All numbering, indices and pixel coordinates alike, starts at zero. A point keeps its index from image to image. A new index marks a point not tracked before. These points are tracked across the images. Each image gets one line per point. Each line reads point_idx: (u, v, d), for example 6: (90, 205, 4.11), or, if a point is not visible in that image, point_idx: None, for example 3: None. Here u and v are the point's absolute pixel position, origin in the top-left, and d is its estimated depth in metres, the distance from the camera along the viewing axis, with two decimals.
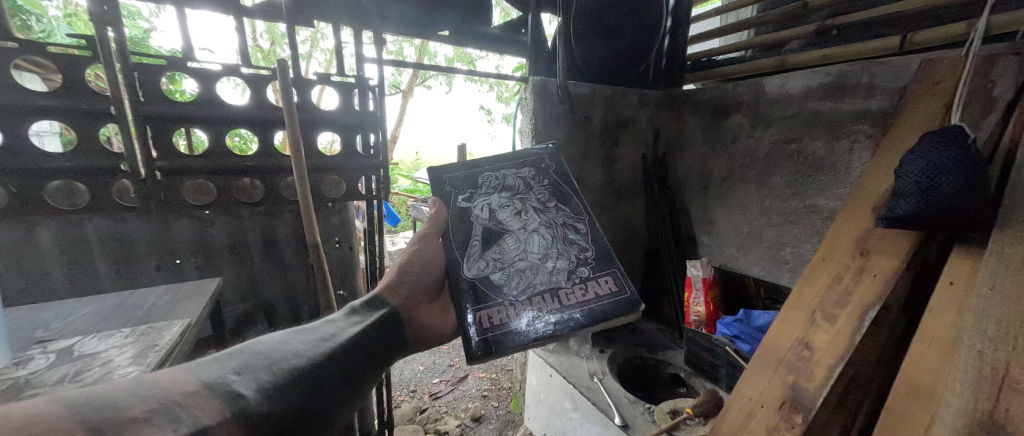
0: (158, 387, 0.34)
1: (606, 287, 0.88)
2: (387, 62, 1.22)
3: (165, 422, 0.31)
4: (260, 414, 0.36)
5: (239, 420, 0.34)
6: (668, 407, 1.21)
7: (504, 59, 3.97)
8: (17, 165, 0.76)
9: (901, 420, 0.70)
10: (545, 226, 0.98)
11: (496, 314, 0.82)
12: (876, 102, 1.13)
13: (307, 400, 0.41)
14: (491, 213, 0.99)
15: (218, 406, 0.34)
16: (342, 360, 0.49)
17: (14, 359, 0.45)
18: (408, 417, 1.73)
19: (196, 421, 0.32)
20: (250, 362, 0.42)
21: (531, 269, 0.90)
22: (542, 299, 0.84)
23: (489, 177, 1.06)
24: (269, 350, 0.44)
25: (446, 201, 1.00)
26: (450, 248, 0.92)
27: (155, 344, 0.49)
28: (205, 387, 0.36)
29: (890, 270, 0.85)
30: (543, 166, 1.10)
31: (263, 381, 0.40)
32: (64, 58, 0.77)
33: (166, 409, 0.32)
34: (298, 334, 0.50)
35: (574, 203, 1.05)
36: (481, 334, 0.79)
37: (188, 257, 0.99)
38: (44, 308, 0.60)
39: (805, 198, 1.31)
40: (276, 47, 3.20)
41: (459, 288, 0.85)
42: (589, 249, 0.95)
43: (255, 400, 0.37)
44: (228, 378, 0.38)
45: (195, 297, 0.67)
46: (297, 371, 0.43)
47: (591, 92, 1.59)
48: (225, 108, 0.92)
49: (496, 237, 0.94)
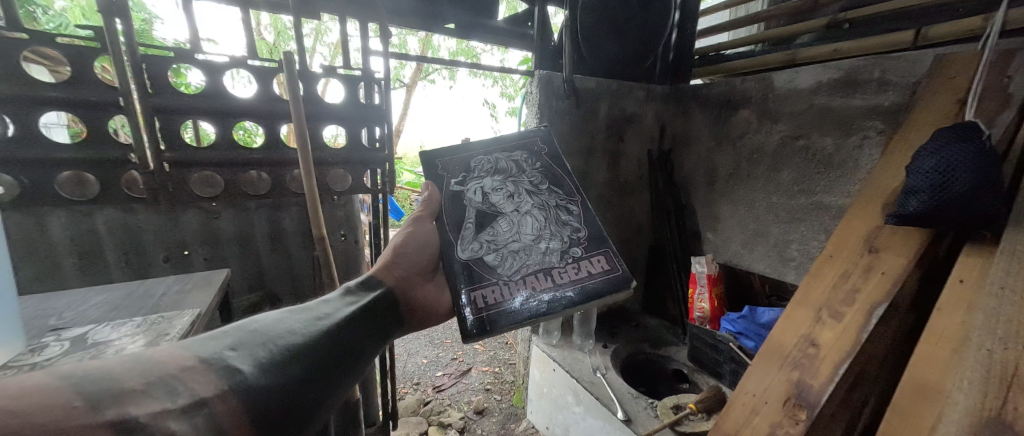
0: (153, 361, 0.35)
1: (599, 265, 0.88)
2: (392, 54, 1.21)
3: (163, 394, 0.32)
4: (258, 387, 0.37)
5: (236, 393, 0.35)
6: (671, 402, 1.22)
7: (509, 53, 3.93)
8: (26, 156, 0.76)
9: (908, 417, 0.70)
10: (539, 207, 0.97)
11: (490, 293, 0.83)
12: (888, 97, 1.11)
13: (304, 372, 0.42)
14: (484, 196, 0.98)
15: (214, 380, 0.35)
16: (336, 336, 0.50)
17: (29, 347, 0.46)
18: (412, 409, 1.75)
19: (192, 394, 0.33)
20: (246, 339, 0.42)
21: (525, 250, 0.90)
22: (536, 278, 0.85)
23: (481, 160, 1.04)
24: (265, 329, 0.45)
25: (439, 185, 0.98)
26: (445, 231, 0.92)
27: (167, 333, 0.50)
28: (201, 362, 0.37)
29: (899, 269, 0.84)
30: (535, 149, 1.09)
31: (259, 357, 0.40)
32: (73, 50, 0.77)
33: (164, 382, 0.33)
34: (293, 313, 0.51)
35: (567, 185, 1.04)
36: (476, 313, 0.80)
37: (196, 248, 1.00)
38: (56, 297, 0.61)
39: (812, 194, 1.30)
40: (281, 41, 3.19)
41: (453, 270, 0.85)
42: (583, 229, 0.95)
43: (252, 374, 0.38)
44: (223, 353, 0.39)
45: (204, 288, 0.68)
46: (292, 346, 0.44)
47: (597, 86, 1.57)
48: (233, 101, 0.92)
49: (489, 220, 0.94)
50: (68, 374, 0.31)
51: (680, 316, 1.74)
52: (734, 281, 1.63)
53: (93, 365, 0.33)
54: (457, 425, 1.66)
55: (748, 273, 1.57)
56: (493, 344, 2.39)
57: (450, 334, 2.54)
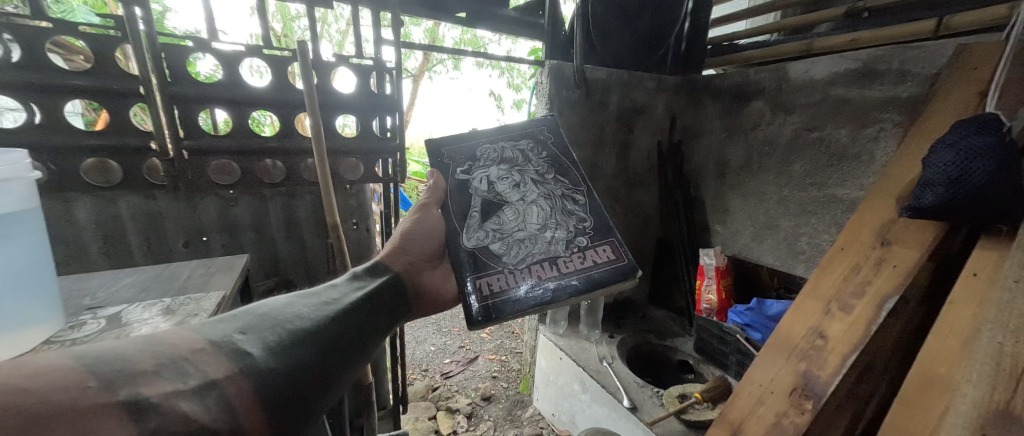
0: (164, 342, 0.37)
1: (604, 255, 0.89)
2: (403, 44, 1.21)
3: (172, 375, 0.33)
4: (267, 370, 0.38)
5: (245, 374, 0.36)
6: (677, 391, 1.24)
7: (516, 43, 3.90)
8: (53, 143, 0.79)
9: (917, 410, 0.71)
10: (544, 197, 0.98)
11: (495, 281, 0.84)
12: (906, 88, 1.09)
13: (313, 355, 0.43)
14: (489, 185, 0.98)
15: (224, 362, 0.36)
16: (343, 321, 0.51)
17: (69, 324, 0.49)
18: (421, 395, 1.80)
19: (203, 375, 0.34)
20: (254, 323, 0.44)
21: (530, 239, 0.91)
22: (541, 267, 0.87)
23: (487, 150, 1.05)
24: (273, 312, 0.46)
25: (445, 173, 1.00)
26: (450, 219, 0.93)
27: (196, 313, 0.52)
28: (211, 345, 0.38)
29: (911, 262, 0.84)
30: (541, 139, 1.09)
31: (268, 340, 0.41)
32: (95, 39, 0.78)
33: (174, 363, 0.35)
34: (301, 297, 0.52)
35: (573, 174, 1.04)
36: (481, 301, 0.81)
37: (214, 235, 1.03)
38: (88, 277, 0.64)
39: (824, 187, 1.29)
40: (289, 31, 3.20)
41: (459, 258, 0.87)
42: (588, 220, 0.95)
43: (261, 358, 0.39)
44: (233, 337, 0.40)
45: (226, 271, 0.70)
46: (300, 330, 0.45)
47: (607, 76, 1.56)
48: (248, 90, 0.93)
49: (495, 209, 0.95)
50: (88, 355, 0.32)
51: (686, 307, 1.75)
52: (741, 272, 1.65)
53: (104, 345, 0.34)
54: (465, 411, 1.69)
55: (755, 265, 1.58)
56: (500, 332, 2.43)
57: (457, 321, 2.59)
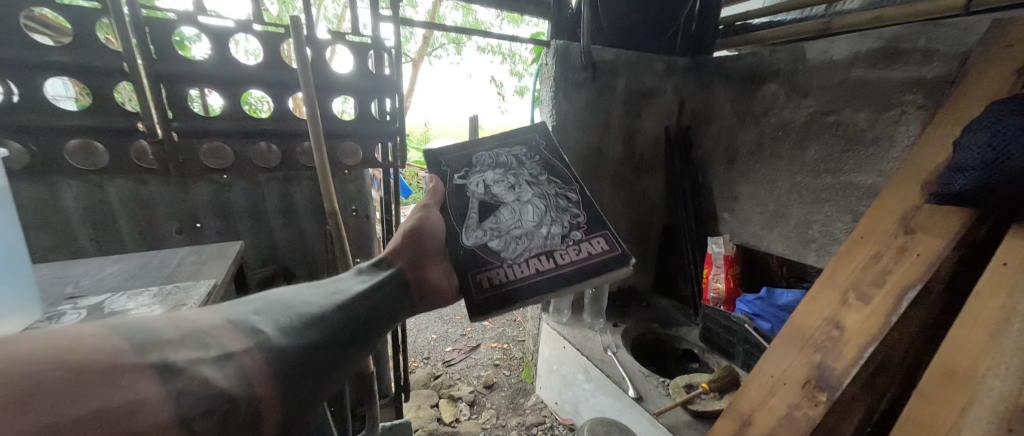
0: (188, 310, 0.33)
1: (600, 247, 0.85)
2: (400, 21, 1.14)
3: (194, 343, 0.30)
4: (282, 348, 0.35)
5: (262, 350, 0.33)
6: (683, 381, 1.23)
7: (518, 26, 3.83)
8: (33, 123, 0.74)
9: (935, 401, 0.69)
10: (540, 196, 0.94)
11: (495, 278, 0.81)
12: (932, 69, 1.03)
13: (324, 340, 0.40)
14: (486, 187, 0.94)
15: (243, 336, 0.33)
16: (354, 310, 0.48)
17: (47, 315, 0.45)
18: (423, 382, 1.79)
19: (222, 347, 0.31)
20: (266, 305, 0.40)
21: (527, 236, 0.87)
22: (539, 262, 0.83)
23: (483, 156, 1.01)
24: (285, 297, 0.43)
25: (442, 178, 0.95)
26: (448, 221, 0.89)
27: (184, 304, 0.48)
28: (229, 321, 0.34)
29: (937, 251, 0.80)
30: (535, 144, 1.05)
31: (281, 322, 0.38)
32: (74, 10, 0.73)
33: (197, 331, 0.31)
34: (312, 286, 0.49)
35: (567, 174, 1.00)
36: (481, 297, 0.78)
37: (209, 221, 0.99)
38: (72, 265, 0.60)
39: (840, 174, 1.25)
40: (286, 11, 3.12)
41: (458, 259, 0.83)
42: (583, 214, 0.91)
43: (275, 336, 0.36)
44: (248, 316, 0.37)
45: (219, 259, 0.66)
46: (311, 315, 0.42)
47: (615, 58, 1.50)
48: (239, 68, 0.87)
49: (492, 209, 0.91)
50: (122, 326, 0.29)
51: (693, 296, 1.72)
52: (749, 262, 1.59)
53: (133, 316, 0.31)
54: (467, 399, 1.68)
55: (765, 254, 1.53)
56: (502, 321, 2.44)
57: (459, 310, 2.59)
